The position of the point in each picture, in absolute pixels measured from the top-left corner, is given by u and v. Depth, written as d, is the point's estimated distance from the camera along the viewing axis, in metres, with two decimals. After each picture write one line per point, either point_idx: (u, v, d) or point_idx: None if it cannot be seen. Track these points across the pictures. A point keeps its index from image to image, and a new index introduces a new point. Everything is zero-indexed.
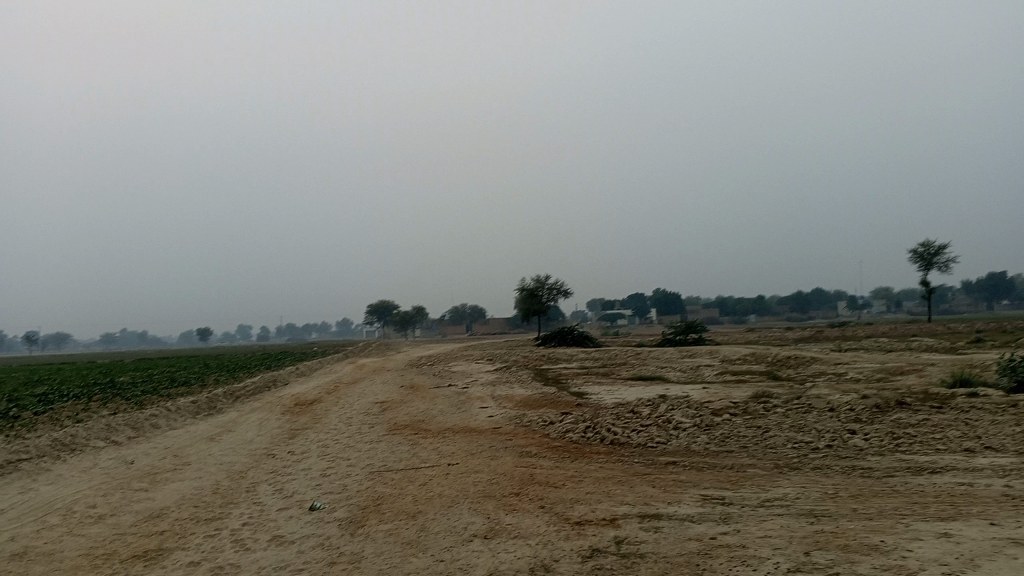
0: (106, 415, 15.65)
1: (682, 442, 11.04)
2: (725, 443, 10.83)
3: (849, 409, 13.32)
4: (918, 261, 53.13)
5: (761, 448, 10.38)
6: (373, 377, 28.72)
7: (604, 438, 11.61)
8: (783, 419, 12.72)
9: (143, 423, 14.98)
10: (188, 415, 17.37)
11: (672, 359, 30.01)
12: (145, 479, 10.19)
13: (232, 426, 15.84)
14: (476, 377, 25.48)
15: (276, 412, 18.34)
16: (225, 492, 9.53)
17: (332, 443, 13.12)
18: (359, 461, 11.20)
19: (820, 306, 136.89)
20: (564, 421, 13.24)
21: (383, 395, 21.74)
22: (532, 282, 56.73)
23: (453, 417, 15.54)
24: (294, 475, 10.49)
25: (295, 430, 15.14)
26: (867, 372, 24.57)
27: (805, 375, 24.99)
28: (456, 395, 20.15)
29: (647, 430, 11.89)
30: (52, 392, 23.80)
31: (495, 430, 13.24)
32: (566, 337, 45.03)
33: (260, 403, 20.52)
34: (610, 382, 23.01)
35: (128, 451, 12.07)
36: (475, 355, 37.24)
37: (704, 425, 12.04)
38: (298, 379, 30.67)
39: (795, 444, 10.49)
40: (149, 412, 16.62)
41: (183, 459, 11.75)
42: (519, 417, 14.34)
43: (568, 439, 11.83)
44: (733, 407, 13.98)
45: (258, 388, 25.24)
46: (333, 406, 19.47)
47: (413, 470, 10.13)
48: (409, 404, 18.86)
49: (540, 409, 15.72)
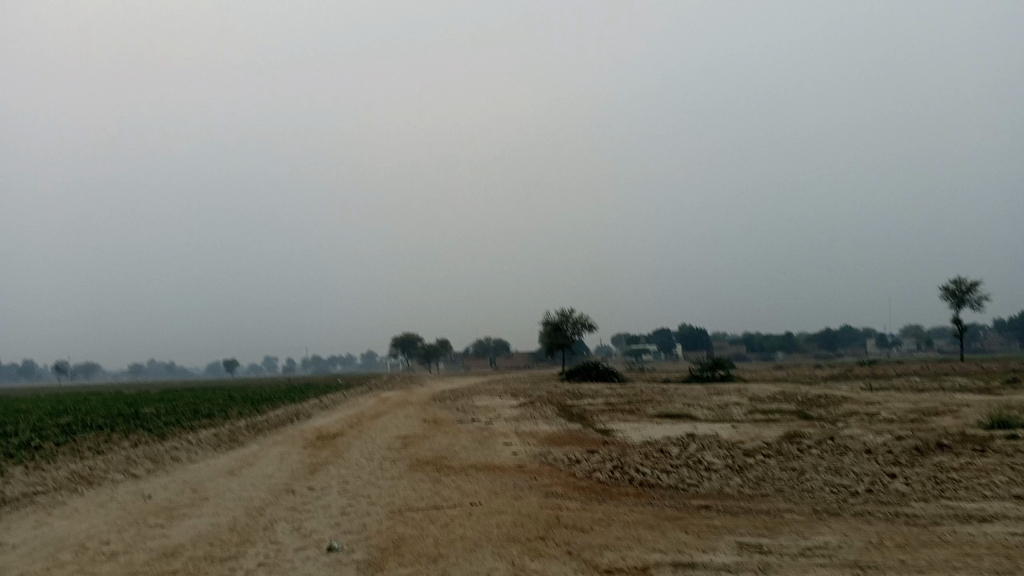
0: (126, 447, 15.51)
1: (714, 484, 10.65)
2: (759, 486, 10.42)
3: (887, 451, 12.82)
4: (950, 298, 52.18)
5: (797, 492, 9.96)
6: (396, 411, 28.49)
7: (633, 478, 11.24)
8: (818, 461, 12.26)
9: (164, 455, 14.81)
10: (208, 447, 17.17)
11: (699, 397, 29.48)
12: (162, 514, 9.96)
13: (253, 460, 15.64)
14: (499, 413, 25.13)
15: (298, 445, 18.13)
16: (242, 530, 9.27)
17: (353, 479, 12.85)
18: (380, 498, 10.91)
19: (849, 343, 135.08)
20: (590, 460, 12.88)
21: (405, 429, 21.45)
22: (556, 316, 56.43)
23: (476, 453, 15.23)
24: (314, 513, 10.22)
25: (315, 464, 14.91)
26: (901, 412, 23.88)
27: (836, 415, 24.36)
28: (479, 431, 19.82)
29: (677, 471, 11.50)
30: (76, 422, 23.79)
31: (519, 468, 12.91)
32: (590, 372, 44.54)
33: (282, 436, 20.35)
34: (637, 420, 22.55)
35: (146, 485, 11.87)
36: (499, 389, 36.93)
37: (736, 467, 11.62)
38: (321, 412, 30.48)
39: (833, 488, 10.05)
40: (170, 443, 16.46)
41: (201, 493, 11.53)
42: (544, 455, 14.00)
43: (595, 479, 11.48)
44: (765, 448, 13.53)
45: (280, 420, 25.07)
46: (355, 440, 19.22)
47: (435, 509, 9.83)
48: (432, 438, 18.59)
49: (565, 446, 15.37)
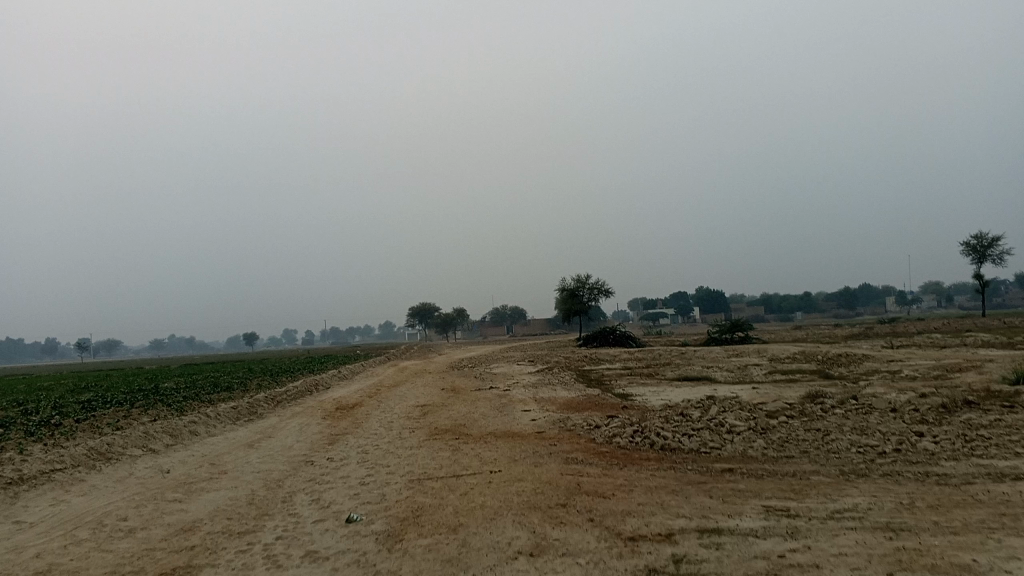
0: (145, 422, 15.51)
1: (737, 447, 10.45)
2: (784, 448, 10.21)
3: (913, 409, 12.56)
4: (970, 254, 51.41)
5: (823, 453, 9.75)
6: (415, 380, 28.44)
7: (654, 443, 11.05)
8: (843, 421, 12.01)
9: (182, 429, 14.79)
10: (228, 421, 17.15)
11: (718, 359, 29.24)
12: (180, 489, 9.89)
13: (272, 432, 15.60)
14: (518, 379, 25.04)
15: (317, 417, 18.08)
16: (260, 503, 9.19)
17: (372, 449, 12.76)
18: (398, 468, 10.80)
19: (868, 302, 134.00)
20: (610, 425, 12.71)
21: (423, 398, 21.39)
22: (573, 282, 56.16)
23: (495, 420, 15.11)
24: (333, 484, 10.12)
25: (334, 435, 14.85)
26: (924, 369, 23.54)
27: (858, 373, 24.06)
28: (498, 398, 19.73)
29: (700, 434, 11.31)
30: (97, 398, 23.92)
31: (538, 435, 12.77)
32: (608, 337, 44.32)
33: (301, 407, 20.32)
34: (657, 384, 22.36)
35: (164, 460, 11.83)
36: (517, 356, 36.86)
37: (759, 429, 11.42)
38: (340, 382, 30.50)
39: (859, 448, 9.83)
40: (189, 418, 16.44)
41: (219, 467, 11.47)
42: (563, 421, 13.86)
43: (615, 445, 11.32)
44: (788, 409, 13.30)
45: (299, 392, 25.05)
46: (374, 410, 19.17)
47: (454, 478, 9.69)
48: (450, 407, 18.49)
49: (584, 412, 15.21)
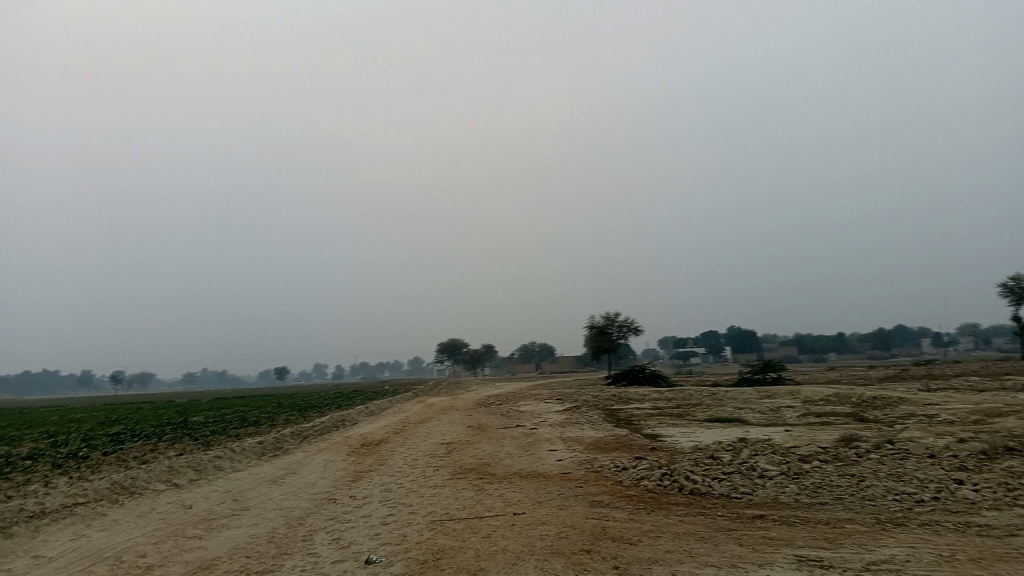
0: (171, 456, 15.51)
1: (769, 492, 10.17)
2: (817, 494, 9.91)
3: (952, 455, 12.16)
4: (1008, 296, 50.39)
5: (858, 500, 9.43)
6: (442, 416, 28.27)
7: (683, 487, 10.79)
8: (878, 466, 11.66)
9: (207, 464, 14.76)
10: (253, 456, 17.11)
11: (750, 400, 28.75)
12: (201, 525, 9.82)
13: (296, 468, 15.52)
14: (545, 418, 24.77)
15: (342, 453, 17.98)
16: (280, 541, 9.07)
17: (395, 487, 12.62)
18: (421, 508, 10.65)
19: (904, 343, 131.70)
20: (638, 467, 12.46)
21: (449, 436, 21.22)
22: (601, 320, 55.87)
23: (520, 460, 14.91)
24: (354, 523, 9.98)
25: (358, 472, 14.72)
26: (962, 413, 22.91)
27: (893, 417, 23.47)
28: (524, 436, 19.51)
29: (730, 478, 11.04)
30: (126, 431, 24.07)
31: (564, 476, 12.55)
32: (637, 376, 43.88)
33: (327, 443, 20.24)
34: (686, 424, 22.01)
35: (187, 495, 11.78)
36: (545, 394, 36.58)
37: (791, 474, 11.11)
38: (367, 418, 30.41)
39: (896, 495, 9.50)
40: (214, 452, 16.42)
41: (242, 503, 11.39)
42: (589, 462, 13.62)
43: (642, 488, 11.07)
44: (821, 453, 12.96)
45: (325, 427, 24.99)
46: (399, 447, 19.02)
47: (476, 519, 9.51)
48: (476, 445, 18.31)
49: (611, 452, 14.95)
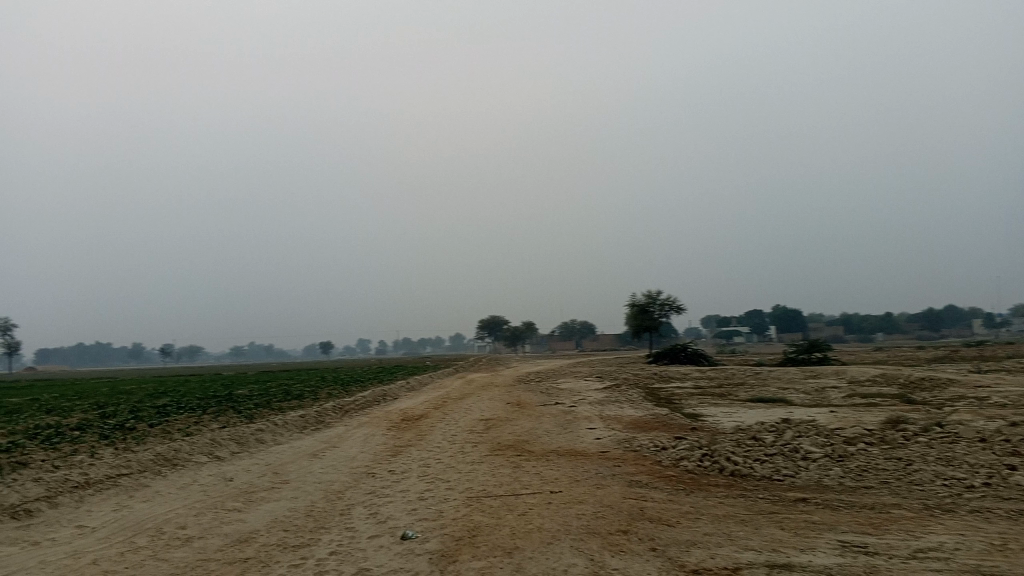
0: (214, 429, 15.73)
1: (812, 475, 9.94)
2: (863, 477, 9.66)
3: (1004, 439, 11.75)
4: None
5: (905, 485, 9.16)
6: (481, 393, 28.29)
7: (724, 468, 10.61)
8: (926, 449, 11.34)
9: (249, 437, 14.93)
10: (294, 429, 17.28)
11: (794, 380, 28.30)
12: (240, 498, 9.92)
13: (337, 442, 15.63)
14: (584, 396, 24.63)
15: (382, 428, 18.08)
16: (318, 515, 9.12)
17: (434, 463, 12.63)
18: (458, 484, 10.63)
19: (954, 323, 128.76)
20: (678, 447, 12.29)
21: (488, 412, 21.23)
22: (643, 298, 55.46)
23: (559, 437, 14.83)
24: (391, 498, 10.00)
25: (397, 447, 14.79)
26: (1015, 396, 22.24)
27: (943, 399, 22.89)
28: (563, 414, 19.43)
29: (772, 460, 10.83)
30: (173, 403, 24.58)
31: (602, 455, 12.43)
32: (679, 355, 43.48)
33: (367, 418, 20.38)
34: (728, 404, 21.71)
35: (228, 468, 11.92)
36: (585, 372, 36.45)
37: (836, 456, 10.86)
38: (407, 393, 30.59)
39: (945, 480, 9.20)
40: (257, 425, 16.62)
41: (281, 477, 11.48)
42: (628, 441, 13.49)
43: (682, 468, 10.91)
44: (868, 435, 12.63)
45: (366, 402, 25.17)
46: (438, 422, 19.07)
47: (513, 497, 9.46)
48: (515, 422, 18.27)
49: (651, 432, 14.79)
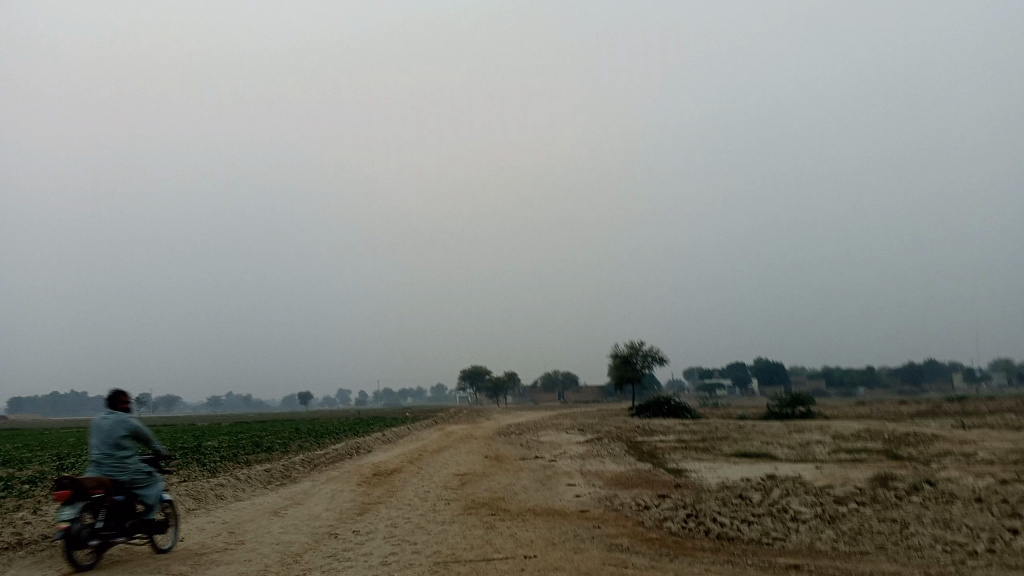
0: (172, 484, 14.88)
1: (803, 539, 9.33)
2: (858, 541, 9.05)
3: (1001, 500, 11.19)
4: None
5: (903, 550, 8.56)
6: (458, 446, 27.44)
7: (709, 530, 9.98)
8: (921, 511, 10.76)
9: (208, 493, 14.14)
10: (258, 484, 16.44)
11: (778, 434, 27.65)
12: (187, 561, 9.16)
13: (302, 498, 14.80)
14: (564, 449, 23.90)
15: (351, 483, 17.31)
16: None
17: (402, 522, 11.90)
18: (426, 547, 9.92)
19: (934, 377, 129.18)
20: (661, 506, 11.66)
21: (465, 466, 20.48)
22: (625, 349, 54.95)
23: (536, 495, 14.15)
24: (353, 562, 9.27)
25: (366, 504, 14.03)
26: (1002, 452, 21.74)
27: (929, 455, 22.36)
28: (542, 469, 18.68)
29: (760, 521, 10.20)
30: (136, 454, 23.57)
31: (581, 514, 11.76)
32: (661, 407, 42.83)
33: (337, 472, 19.57)
34: (712, 459, 21.06)
35: (180, 527, 11.15)
36: (566, 424, 35.70)
37: (827, 518, 10.27)
38: (382, 446, 29.67)
39: (946, 545, 8.62)
40: (218, 480, 15.77)
41: (237, 537, 10.73)
42: (609, 499, 12.80)
43: (665, 530, 10.27)
44: (858, 495, 12.04)
45: (338, 455, 24.26)
46: (411, 477, 18.31)
47: (483, 562, 8.77)
48: (491, 477, 17.54)
49: (633, 489, 14.14)
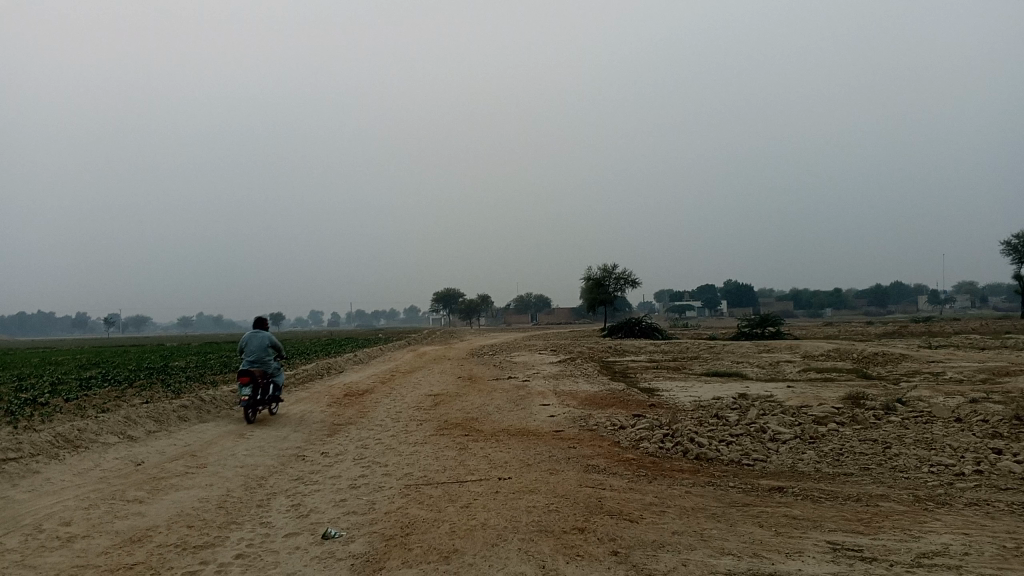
0: (134, 405, 14.37)
1: (784, 460, 9.07)
2: (841, 463, 8.81)
3: (981, 420, 11.02)
4: (1011, 255, 52.31)
5: (889, 472, 8.34)
6: (430, 367, 27.06)
7: (688, 451, 9.70)
8: (901, 431, 10.56)
9: (170, 415, 13.62)
10: (223, 406, 15.95)
11: (749, 354, 27.67)
12: (146, 486, 8.71)
13: (268, 419, 14.36)
14: (538, 370, 23.69)
15: (321, 403, 16.92)
16: (231, 507, 7.95)
17: (372, 444, 11.53)
18: (397, 469, 9.55)
19: (899, 299, 131.61)
20: (637, 426, 11.37)
21: (438, 387, 20.16)
22: (599, 271, 54.73)
23: (511, 415, 13.83)
24: (320, 486, 8.87)
25: (336, 425, 13.66)
26: (970, 372, 21.87)
27: (898, 375, 22.42)
28: (516, 389, 18.42)
29: (739, 442, 9.93)
30: (101, 376, 22.94)
31: (556, 435, 11.45)
32: (634, 329, 42.81)
33: (307, 393, 19.16)
34: (685, 378, 20.94)
35: (140, 449, 10.69)
36: (539, 345, 35.50)
37: (807, 438, 10.03)
38: (353, 366, 29.26)
39: (931, 467, 8.39)
40: (181, 402, 15.24)
41: (198, 460, 10.28)
42: (584, 419, 12.53)
43: (642, 451, 9.98)
44: (836, 414, 11.81)
45: (308, 376, 23.80)
46: (383, 398, 17.97)
47: (456, 485, 8.41)
48: (465, 398, 17.23)
49: (607, 409, 13.85)
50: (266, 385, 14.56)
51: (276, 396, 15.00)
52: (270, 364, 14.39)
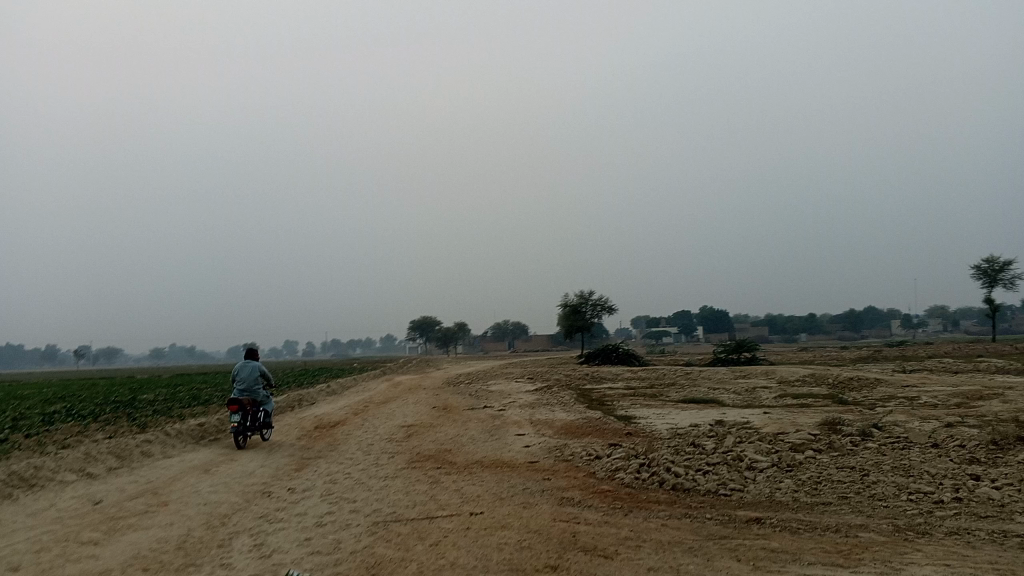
0: (96, 440, 13.94)
1: (762, 490, 8.91)
2: (819, 492, 8.66)
3: (958, 445, 10.93)
4: (981, 278, 52.95)
5: (867, 501, 8.20)
6: (405, 397, 26.69)
7: (664, 481, 9.51)
8: (878, 458, 10.43)
9: (134, 450, 13.22)
10: (190, 440, 15.54)
11: (725, 380, 27.58)
12: (102, 527, 8.37)
13: (236, 454, 13.99)
14: (514, 398, 23.42)
15: (292, 436, 16.55)
16: (191, 548, 7.64)
17: (341, 478, 11.22)
18: (366, 505, 9.27)
19: (873, 323, 132.82)
20: (613, 455, 11.16)
21: (412, 417, 19.86)
22: (575, 298, 54.66)
23: (485, 446, 13.58)
24: (285, 524, 8.57)
25: (305, 459, 13.32)
26: (944, 396, 21.91)
27: (874, 399, 22.41)
28: (491, 419, 18.16)
29: (716, 471, 9.76)
30: (66, 410, 22.39)
31: (531, 466, 11.22)
32: (611, 356, 42.69)
33: (277, 425, 18.76)
34: (661, 405, 20.78)
35: (99, 488, 10.32)
36: (516, 373, 35.21)
37: (785, 467, 9.88)
38: (326, 398, 28.79)
39: (910, 495, 8.26)
40: (145, 436, 14.82)
41: (160, 498, 9.94)
42: (559, 449, 12.32)
43: (618, 482, 9.77)
44: (813, 441, 11.69)
45: (279, 408, 23.35)
46: (356, 430, 17.62)
47: (426, 521, 8.16)
48: (439, 429, 16.93)
49: (583, 438, 13.64)
50: (257, 413, 15.00)
51: (267, 426, 15.40)
52: (260, 392, 14.91)
